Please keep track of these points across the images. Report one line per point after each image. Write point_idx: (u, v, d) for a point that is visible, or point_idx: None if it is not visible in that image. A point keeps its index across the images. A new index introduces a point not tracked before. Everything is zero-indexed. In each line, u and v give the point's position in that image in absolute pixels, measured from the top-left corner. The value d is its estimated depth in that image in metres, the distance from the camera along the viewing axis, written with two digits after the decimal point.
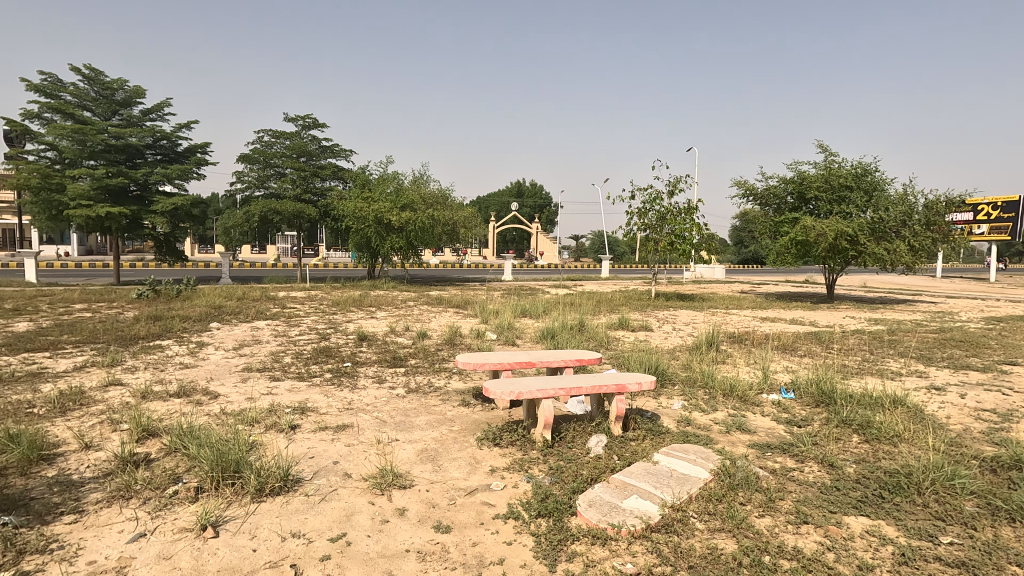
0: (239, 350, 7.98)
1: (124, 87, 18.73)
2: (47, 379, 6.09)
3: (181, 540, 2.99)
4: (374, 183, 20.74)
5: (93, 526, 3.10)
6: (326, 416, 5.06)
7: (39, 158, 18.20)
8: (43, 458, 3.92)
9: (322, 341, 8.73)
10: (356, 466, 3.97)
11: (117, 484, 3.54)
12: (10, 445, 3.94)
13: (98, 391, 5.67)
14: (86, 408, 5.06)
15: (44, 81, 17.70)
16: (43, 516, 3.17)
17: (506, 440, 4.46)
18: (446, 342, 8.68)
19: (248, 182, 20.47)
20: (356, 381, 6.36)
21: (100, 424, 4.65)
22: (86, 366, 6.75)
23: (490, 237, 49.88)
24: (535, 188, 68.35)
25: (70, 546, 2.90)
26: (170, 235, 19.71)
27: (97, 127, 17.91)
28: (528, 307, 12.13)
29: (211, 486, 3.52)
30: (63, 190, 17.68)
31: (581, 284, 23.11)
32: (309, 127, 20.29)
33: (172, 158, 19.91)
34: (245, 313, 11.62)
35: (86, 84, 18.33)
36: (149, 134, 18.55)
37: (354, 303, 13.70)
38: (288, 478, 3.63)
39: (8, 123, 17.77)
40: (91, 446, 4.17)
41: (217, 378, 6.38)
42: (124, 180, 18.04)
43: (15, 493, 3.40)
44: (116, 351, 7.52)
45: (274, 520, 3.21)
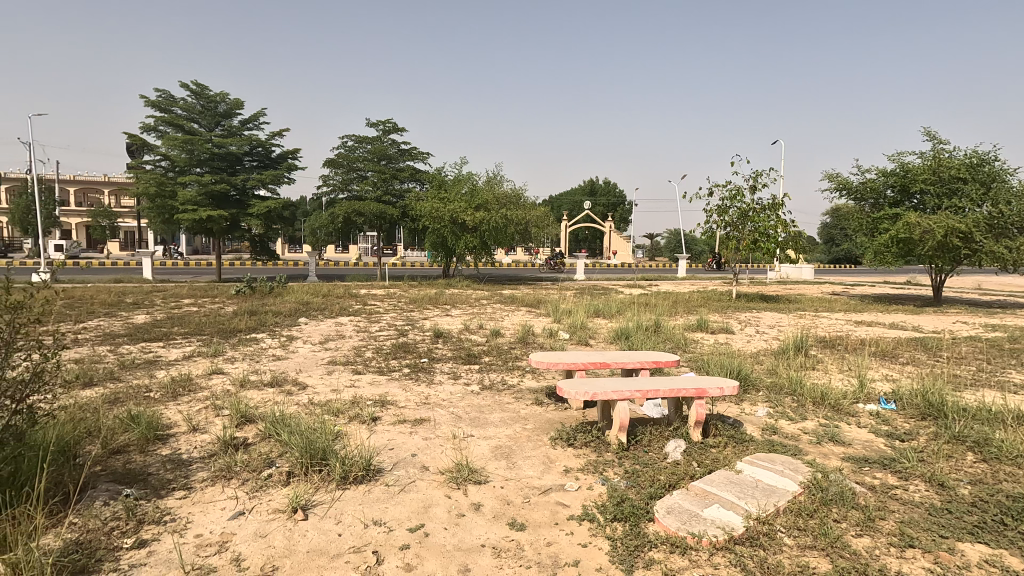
0: (325, 344, 8.46)
1: (226, 99, 20.29)
2: (160, 367, 6.73)
3: (275, 520, 3.20)
4: (450, 184, 21.22)
5: (200, 502, 3.39)
6: (404, 410, 5.25)
7: (155, 167, 20.18)
8: (158, 438, 4.33)
9: (399, 338, 9.05)
10: (433, 460, 4.08)
11: (220, 465, 3.85)
12: (131, 425, 4.39)
13: (203, 378, 6.22)
14: (193, 394, 5.57)
15: (160, 98, 19.59)
16: (158, 491, 3.51)
17: (579, 441, 4.41)
18: (519, 340, 8.75)
19: (333, 185, 21.59)
20: (433, 376, 6.57)
21: (205, 409, 5.09)
22: (193, 356, 7.40)
23: (561, 237, 49.44)
24: (609, 186, 67.24)
25: (180, 520, 3.19)
26: (263, 237, 21.15)
27: (204, 138, 19.56)
28: (602, 306, 11.94)
29: (301, 471, 3.74)
30: (175, 197, 19.60)
31: (655, 283, 22.73)
32: (389, 131, 21.06)
33: (267, 164, 21.35)
34: (331, 309, 12.31)
35: (193, 98, 20.04)
36: (247, 142, 19.98)
37: (430, 301, 14.11)
38: (370, 467, 3.80)
39: (131, 137, 19.79)
40: (197, 428, 4.58)
41: (306, 369, 6.79)
42: (226, 186, 19.56)
43: (136, 468, 3.79)
44: (218, 343, 8.22)
45: (358, 507, 3.37)
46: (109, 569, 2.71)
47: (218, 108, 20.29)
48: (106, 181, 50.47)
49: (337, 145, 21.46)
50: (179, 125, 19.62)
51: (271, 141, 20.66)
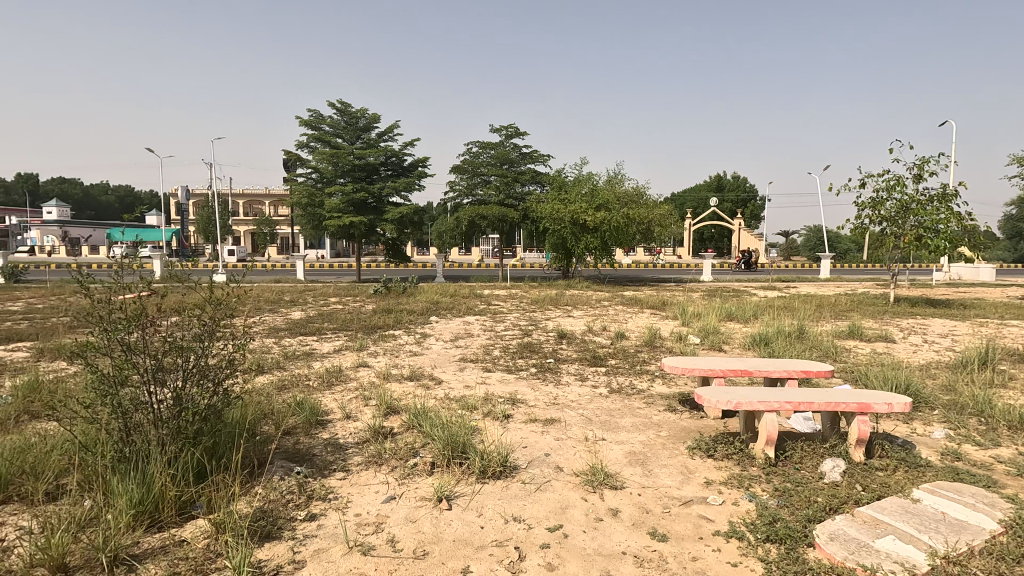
0: (455, 341, 8.88)
1: (366, 115, 22.12)
2: (316, 358, 7.51)
3: (423, 507, 3.40)
4: (571, 185, 21.22)
5: (357, 484, 3.71)
6: (535, 409, 5.33)
7: (307, 179, 22.58)
8: (319, 423, 4.83)
9: (524, 337, 9.23)
10: (567, 460, 4.08)
11: (372, 451, 4.19)
12: (297, 409, 4.94)
13: (352, 370, 6.83)
14: (344, 384, 6.14)
15: (311, 117, 21.88)
16: (322, 470, 3.90)
17: (720, 453, 4.16)
18: (646, 343, 8.49)
19: (459, 191, 22.62)
20: (560, 377, 6.60)
21: (356, 399, 5.58)
22: (342, 349, 8.17)
23: (684, 236, 47.29)
24: (737, 181, 63.07)
25: (342, 498, 3.52)
26: (397, 240, 22.78)
27: (347, 151, 21.45)
28: (735, 310, 11.21)
29: (444, 462, 3.95)
30: (323, 205, 21.79)
31: (793, 286, 20.89)
32: (512, 136, 21.60)
33: (400, 173, 22.95)
34: (458, 308, 12.92)
35: (339, 116, 22.11)
36: (383, 153, 21.64)
37: (552, 302, 14.24)
38: (506, 464, 3.90)
39: (288, 153, 22.35)
40: (350, 416, 5.03)
41: (440, 366, 7.18)
42: (365, 194, 21.35)
43: (303, 449, 4.25)
44: (362, 338, 8.99)
45: (497, 501, 3.47)
46: (288, 536, 3.05)
47: (359, 123, 22.19)
48: (267, 193, 57.68)
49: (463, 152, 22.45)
50: (327, 141, 21.76)
51: (403, 151, 22.17)
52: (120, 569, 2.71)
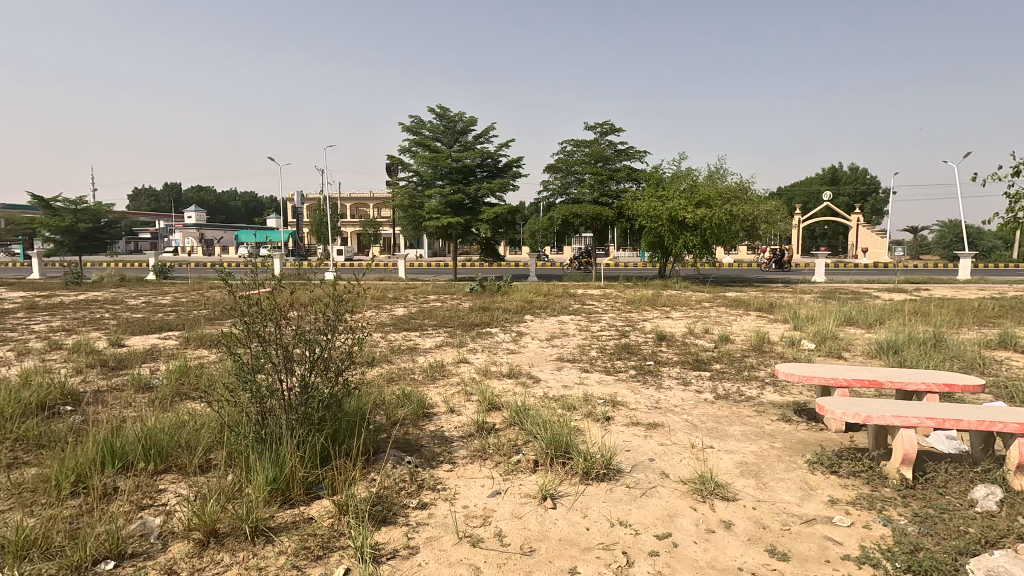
0: (551, 340, 8.90)
1: (463, 118, 22.77)
2: (419, 353, 7.86)
3: (527, 504, 3.44)
4: (668, 181, 20.50)
5: (463, 477, 3.83)
6: (636, 412, 5.21)
7: (408, 182, 23.70)
8: (425, 415, 5.05)
9: (621, 338, 9.05)
10: (672, 467, 3.95)
11: (477, 445, 4.31)
12: (405, 401, 5.19)
13: (453, 366, 7.07)
14: (447, 379, 6.37)
15: (413, 123, 22.90)
16: (431, 461, 4.06)
17: (846, 470, 3.82)
18: (754, 348, 8.00)
19: (552, 190, 22.66)
20: (661, 380, 6.39)
21: (458, 393, 5.77)
22: (443, 345, 8.49)
23: (792, 234, 44.01)
24: (855, 173, 57.67)
25: (450, 490, 3.65)
26: (491, 240, 23.29)
27: (446, 154, 22.20)
28: (855, 314, 10.25)
29: (547, 461, 3.97)
30: (423, 207, 22.76)
31: (925, 288, 18.70)
32: (607, 133, 21.26)
33: (496, 174, 23.41)
34: (552, 307, 12.95)
35: (438, 120, 22.96)
36: (479, 155, 22.19)
37: (649, 302, 13.85)
38: (610, 466, 3.84)
39: (392, 157, 23.57)
40: (454, 410, 5.21)
41: (537, 364, 7.23)
42: (462, 196, 21.99)
43: (413, 439, 4.46)
44: (461, 335, 9.28)
45: (602, 504, 3.43)
46: (403, 523, 3.22)
47: (457, 127, 22.91)
48: (372, 196, 61.38)
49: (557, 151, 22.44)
50: (427, 145, 22.66)
51: (498, 152, 22.58)
52: (260, 539, 3.00)
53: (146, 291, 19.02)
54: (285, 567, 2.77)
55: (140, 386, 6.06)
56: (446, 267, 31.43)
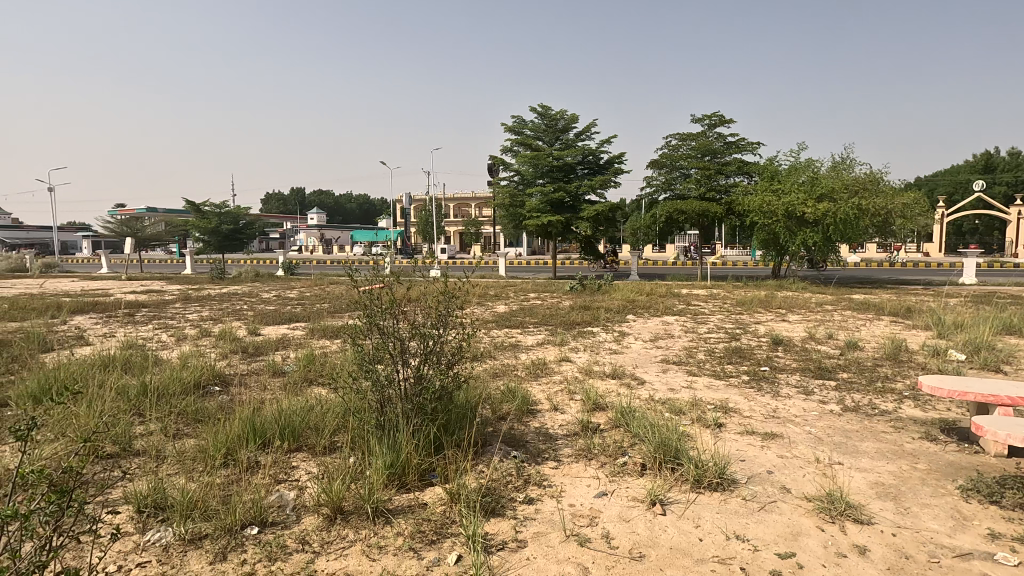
0: (655, 342, 8.63)
1: (564, 116, 22.74)
2: (521, 350, 7.96)
3: (635, 508, 3.36)
4: (785, 174, 19.05)
5: (569, 475, 3.83)
6: (751, 420, 4.90)
7: (509, 181, 24.10)
8: (529, 412, 5.11)
9: (732, 341, 8.55)
10: (795, 482, 3.66)
11: (582, 444, 4.29)
12: (510, 397, 5.29)
13: (555, 364, 7.09)
14: (549, 377, 6.40)
15: (515, 123, 23.28)
16: (536, 458, 4.11)
17: (1010, 501, 3.31)
18: (888, 356, 7.20)
19: (656, 186, 21.95)
20: (778, 388, 5.95)
21: (562, 392, 5.78)
22: (545, 343, 8.54)
23: (933, 230, 39.06)
24: (1016, 159, 49.95)
25: (556, 487, 3.66)
26: (591, 238, 23.07)
27: (547, 153, 22.29)
28: (1018, 321, 8.86)
29: (655, 465, 3.85)
30: (523, 206, 23.04)
31: None
32: (716, 125, 20.20)
33: (596, 171, 23.16)
34: (655, 307, 12.55)
35: (539, 120, 23.12)
36: (580, 153, 22.05)
37: (762, 304, 12.97)
38: (724, 476, 3.65)
39: (494, 157, 24.11)
40: (558, 408, 5.22)
41: (642, 365, 7.04)
42: (563, 194, 21.95)
43: (518, 435, 4.54)
44: (562, 333, 9.28)
45: (716, 515, 3.26)
46: (511, 516, 3.28)
47: (558, 125, 22.94)
48: (474, 197, 63.35)
49: (662, 146, 21.71)
50: (528, 144, 22.90)
51: (600, 149, 22.29)
52: (380, 520, 3.20)
53: (276, 286, 21.07)
54: (403, 548, 2.94)
55: (274, 371, 6.73)
56: (546, 270, 30.35)
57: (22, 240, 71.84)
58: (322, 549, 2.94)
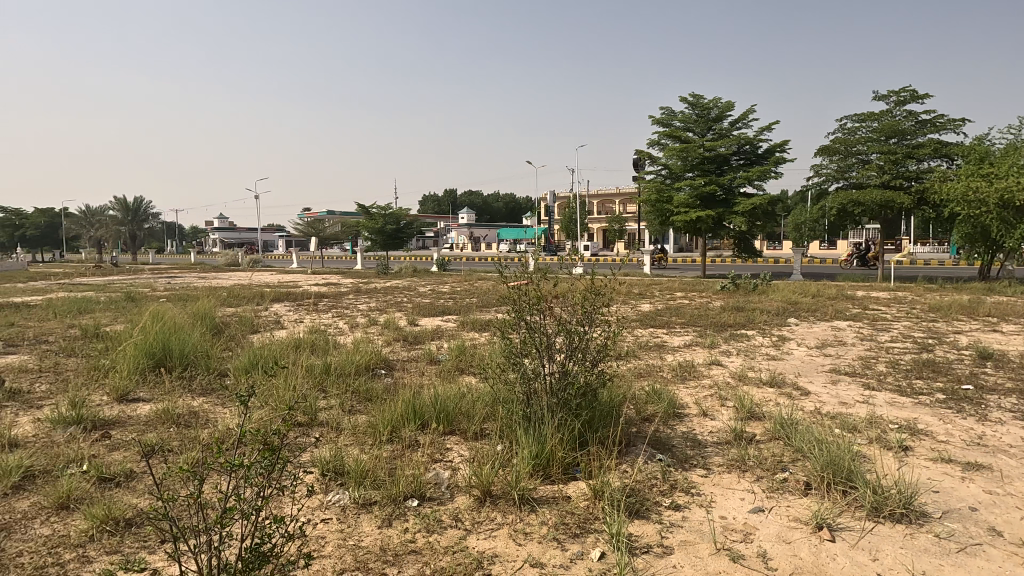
0: (823, 349, 7.73)
1: (718, 104, 21.34)
2: (668, 351, 7.67)
3: (798, 530, 3.07)
4: (1000, 155, 15.83)
5: (721, 486, 3.62)
6: (947, 446, 4.18)
7: (656, 175, 23.24)
8: (676, 415, 4.92)
9: (923, 353, 7.33)
10: (1009, 525, 3.06)
11: (735, 454, 4.02)
12: (656, 398, 5.13)
13: (705, 367, 6.71)
14: (698, 381, 6.07)
15: (664, 114, 22.41)
16: (683, 463, 3.94)
17: None
18: None
19: (826, 175, 19.62)
20: (986, 411, 4.99)
21: (712, 397, 5.46)
22: (693, 345, 8.12)
23: None
24: None
25: (705, 496, 3.48)
26: (746, 233, 21.40)
27: (698, 144, 21.09)
28: None
29: (822, 485, 3.48)
30: (671, 200, 22.08)
31: None
32: (905, 101, 17.44)
33: (754, 161, 21.46)
34: (823, 311, 11.25)
35: (690, 109, 21.97)
36: (735, 142, 20.52)
37: (964, 310, 10.94)
38: (910, 507, 3.18)
39: (640, 152, 23.44)
40: (708, 414, 4.94)
41: (806, 375, 6.36)
42: (715, 187, 20.59)
43: (664, 438, 4.39)
44: (713, 335, 8.74)
45: (899, 549, 2.85)
46: (656, 520, 3.20)
47: (711, 114, 21.59)
48: (618, 193, 62.45)
49: (834, 130, 19.34)
50: (677, 136, 21.88)
51: (758, 137, 20.54)
52: (526, 507, 3.33)
53: (431, 281, 22.77)
54: (548, 537, 3.02)
55: (430, 359, 7.31)
56: (694, 270, 27.49)
57: (236, 239, 86.62)
58: (473, 528, 3.13)
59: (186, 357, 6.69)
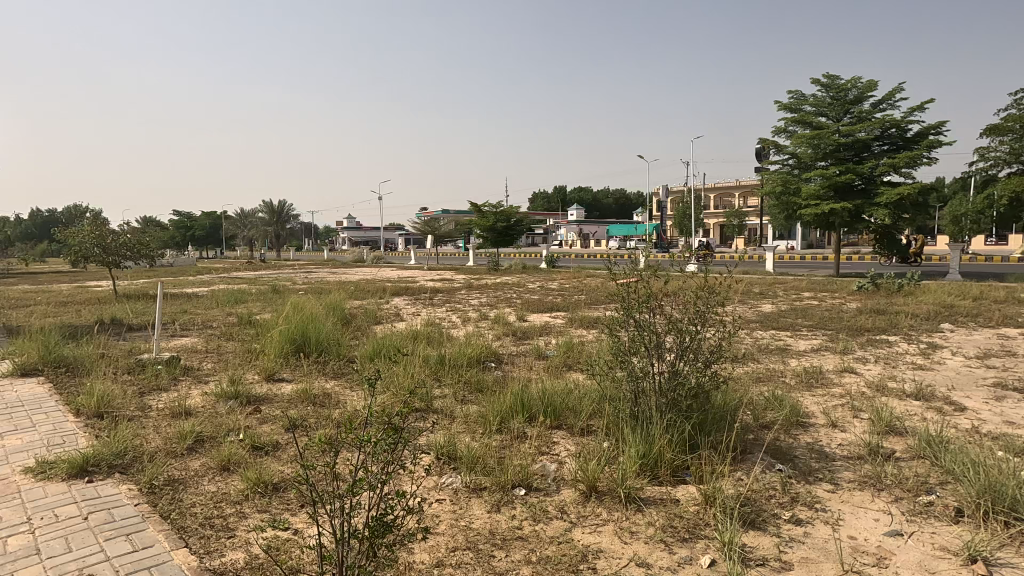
0: (985, 360, 6.72)
1: (857, 84, 19.24)
2: (791, 356, 7.12)
3: (943, 560, 2.74)
4: None
5: (850, 503, 3.32)
6: None
7: (782, 165, 21.50)
8: (799, 424, 4.57)
9: None
10: None
11: (868, 471, 3.66)
12: (776, 405, 4.81)
13: (835, 374, 6.14)
14: (827, 389, 5.58)
15: (792, 99, 20.68)
16: (806, 476, 3.67)
17: None
18: None
19: (995, 159, 16.93)
20: None
21: (842, 407, 5.00)
22: (822, 350, 7.46)
23: None
24: None
25: (831, 513, 3.21)
26: (890, 227, 19.13)
27: (832, 129, 19.17)
28: None
29: (977, 513, 3.06)
30: (799, 192, 20.33)
31: None
32: None
33: (901, 146, 19.09)
34: (987, 316, 9.75)
35: (824, 92, 20.04)
36: (878, 126, 18.37)
37: None
38: None
39: (764, 141, 21.83)
40: (837, 425, 4.54)
41: (961, 388, 5.58)
42: (851, 176, 18.60)
43: (784, 447, 4.11)
44: (845, 340, 7.96)
45: None
46: (774, 533, 3.01)
47: (849, 96, 19.53)
48: (738, 185, 58.69)
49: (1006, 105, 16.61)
50: (807, 122, 20.06)
51: (907, 119, 18.22)
52: (632, 506, 3.31)
53: (539, 278, 23.10)
54: (654, 538, 2.97)
55: (538, 354, 7.45)
56: (825, 270, 23.93)
57: (362, 237, 93.99)
58: (578, 521, 3.17)
59: (321, 344, 7.43)
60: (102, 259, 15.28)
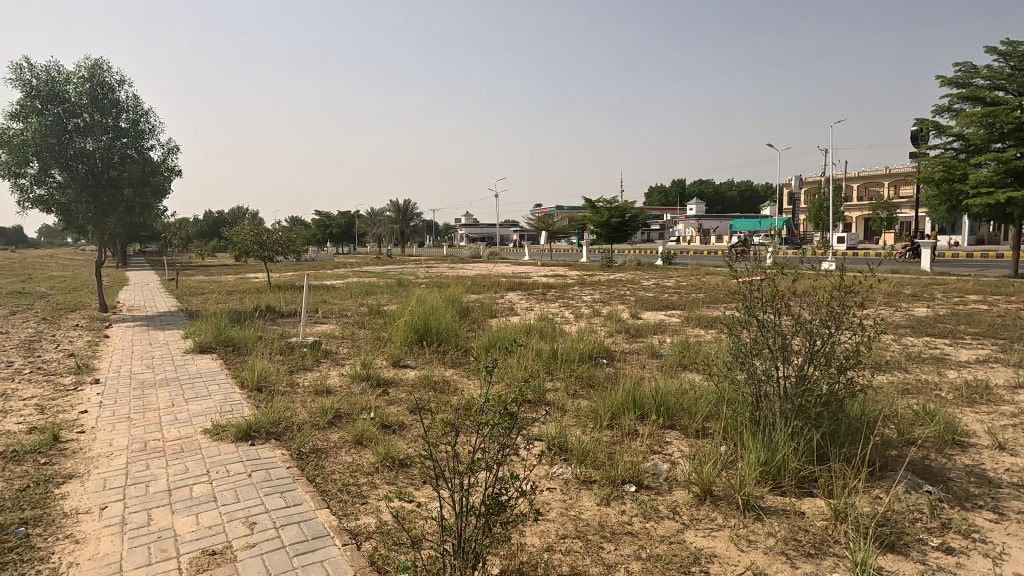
0: None
1: None
2: (949, 366, 6.25)
3: None
4: None
5: (1018, 537, 2.88)
6: None
7: (944, 149, 18.78)
8: (956, 443, 4.03)
9: None
10: None
11: None
12: (927, 421, 4.28)
13: (1005, 390, 5.30)
14: (994, 406, 4.84)
15: (959, 73, 17.97)
16: (962, 501, 3.25)
17: None
18: None
19: None
20: None
21: (1014, 428, 4.31)
22: (989, 361, 6.46)
23: None
24: None
25: (993, 545, 2.82)
26: None
27: (1011, 105, 16.37)
28: None
29: None
30: (965, 179, 17.64)
31: None
32: None
33: None
34: None
35: (1001, 62, 17.18)
36: None
37: None
38: None
39: (922, 122, 19.23)
40: (1006, 448, 3.93)
41: None
42: None
43: (935, 468, 3.66)
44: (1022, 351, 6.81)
45: None
46: (918, 559, 2.72)
47: None
48: (888, 173, 52.25)
49: None
50: (979, 98, 17.31)
51: None
52: (750, 514, 3.16)
53: (655, 275, 22.42)
54: (774, 550, 2.82)
55: (652, 352, 7.29)
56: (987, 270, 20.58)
57: (479, 234, 97.50)
58: (691, 524, 3.10)
59: (441, 334, 7.90)
60: (259, 254, 17.48)
